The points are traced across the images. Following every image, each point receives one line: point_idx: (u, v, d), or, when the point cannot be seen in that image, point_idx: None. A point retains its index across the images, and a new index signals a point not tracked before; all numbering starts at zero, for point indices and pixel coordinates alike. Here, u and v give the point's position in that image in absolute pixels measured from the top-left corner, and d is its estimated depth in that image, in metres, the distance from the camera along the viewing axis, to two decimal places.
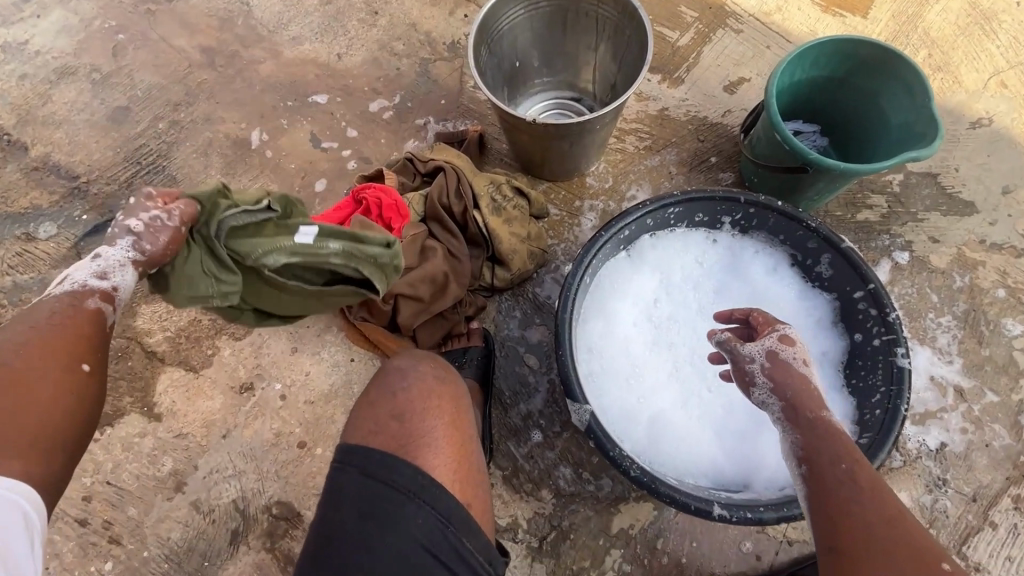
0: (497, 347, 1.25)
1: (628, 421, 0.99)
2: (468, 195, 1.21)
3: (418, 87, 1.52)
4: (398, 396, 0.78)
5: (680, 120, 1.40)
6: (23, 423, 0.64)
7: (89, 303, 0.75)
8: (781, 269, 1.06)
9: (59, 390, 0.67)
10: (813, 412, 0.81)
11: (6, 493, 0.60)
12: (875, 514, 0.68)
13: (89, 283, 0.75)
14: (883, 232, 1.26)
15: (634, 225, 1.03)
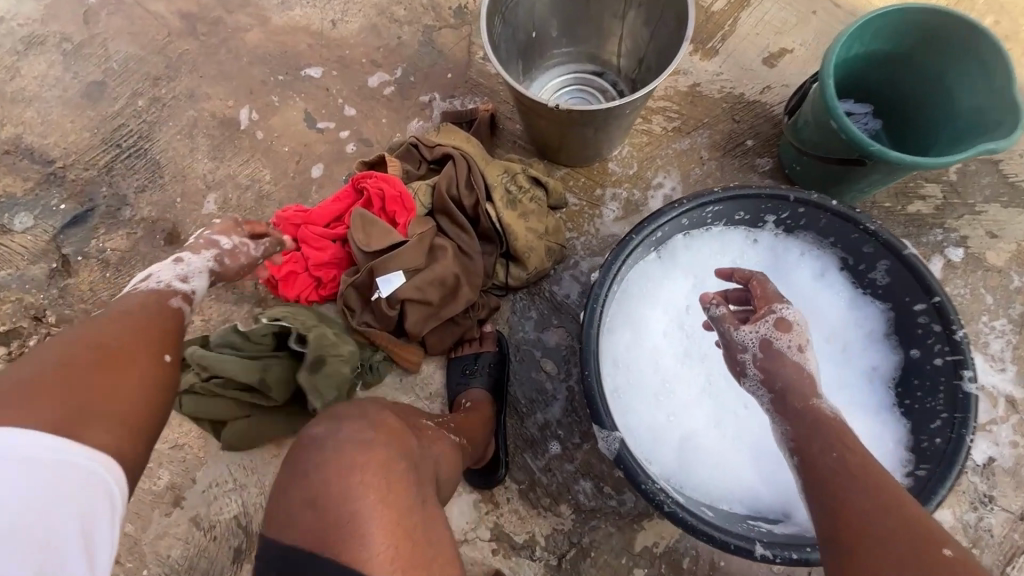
0: (511, 351, 1.16)
1: (658, 443, 0.91)
2: (480, 186, 1.10)
3: (422, 58, 1.37)
4: (313, 476, 0.65)
5: (713, 97, 1.26)
6: (107, 401, 0.64)
7: (172, 300, 0.88)
8: (829, 273, 0.96)
9: (139, 369, 0.69)
10: (802, 400, 0.78)
11: (96, 468, 0.59)
12: (873, 502, 0.63)
13: (174, 283, 0.92)
14: (935, 226, 1.15)
15: (668, 226, 0.92)
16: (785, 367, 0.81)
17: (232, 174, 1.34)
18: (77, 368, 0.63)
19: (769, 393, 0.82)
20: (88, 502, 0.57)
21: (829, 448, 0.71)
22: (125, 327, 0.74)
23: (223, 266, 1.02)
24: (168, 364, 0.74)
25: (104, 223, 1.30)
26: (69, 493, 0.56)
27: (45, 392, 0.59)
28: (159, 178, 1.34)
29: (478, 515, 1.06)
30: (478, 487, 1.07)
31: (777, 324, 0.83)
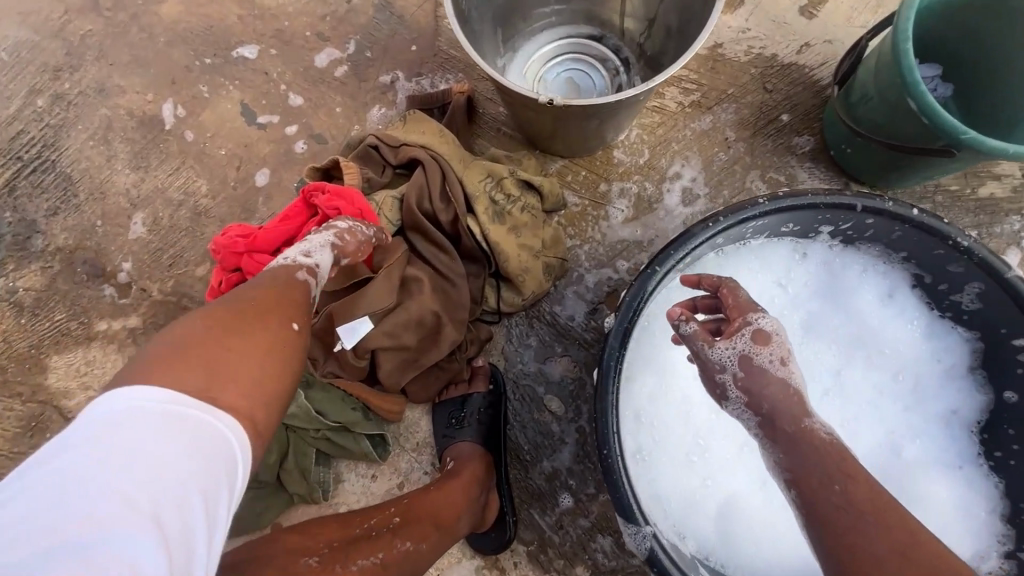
0: (509, 388, 0.98)
1: (693, 515, 0.76)
2: (459, 198, 0.89)
3: (378, 27, 1.11)
4: None
5: (739, 61, 1.02)
6: (241, 366, 0.53)
7: (298, 272, 0.69)
8: (898, 293, 0.77)
9: (280, 339, 0.58)
10: (794, 424, 0.60)
11: (223, 428, 0.48)
12: (886, 545, 0.52)
13: (297, 259, 0.71)
14: (1012, 212, 0.95)
15: (699, 249, 0.72)
16: (770, 387, 0.62)
17: (160, 186, 1.10)
18: (223, 332, 0.54)
19: (755, 420, 0.63)
20: (211, 470, 0.46)
21: (830, 486, 0.57)
22: (270, 294, 0.63)
23: (344, 243, 0.77)
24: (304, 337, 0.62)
25: (13, 256, 1.09)
26: (206, 458, 0.46)
27: (194, 355, 0.51)
28: (74, 196, 1.11)
29: None
30: (481, 553, 0.92)
31: (759, 338, 0.63)
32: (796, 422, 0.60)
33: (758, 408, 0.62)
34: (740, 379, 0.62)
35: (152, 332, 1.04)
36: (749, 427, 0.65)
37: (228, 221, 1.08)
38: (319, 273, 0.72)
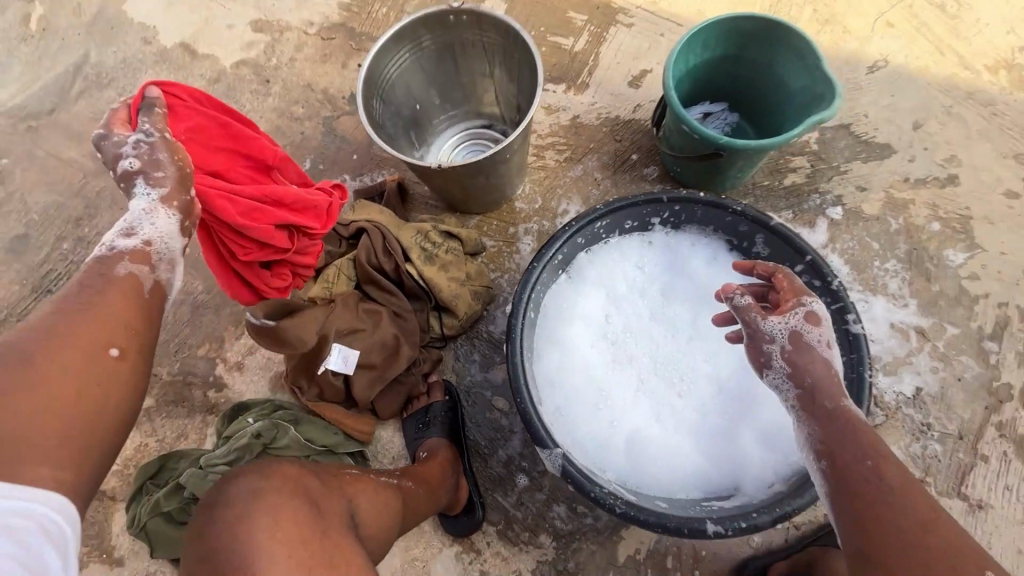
0: (463, 396, 1.19)
1: (606, 449, 0.95)
2: (398, 251, 1.16)
3: (326, 146, 1.46)
4: (221, 531, 0.68)
5: (593, 124, 1.38)
6: (52, 420, 0.59)
7: (118, 268, 0.74)
8: (720, 256, 1.05)
9: (100, 379, 0.64)
10: (832, 401, 0.77)
11: (34, 508, 0.56)
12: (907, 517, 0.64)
13: (119, 244, 0.77)
14: (812, 192, 1.27)
15: (566, 247, 1.00)
16: (812, 364, 0.80)
17: None
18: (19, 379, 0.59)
19: (796, 388, 0.80)
20: (31, 551, 0.55)
21: (863, 459, 0.70)
22: (92, 307, 0.68)
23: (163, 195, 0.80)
24: (128, 360, 0.68)
25: None
26: (21, 542, 0.54)
27: None
28: None
29: (463, 567, 1.06)
30: (456, 538, 1.07)
31: (809, 318, 0.82)
32: (834, 394, 0.77)
33: (802, 375, 0.79)
34: (787, 350, 0.81)
35: (165, 409, 1.24)
36: (787, 397, 0.82)
37: (220, 308, 1.33)
38: (154, 249, 0.78)
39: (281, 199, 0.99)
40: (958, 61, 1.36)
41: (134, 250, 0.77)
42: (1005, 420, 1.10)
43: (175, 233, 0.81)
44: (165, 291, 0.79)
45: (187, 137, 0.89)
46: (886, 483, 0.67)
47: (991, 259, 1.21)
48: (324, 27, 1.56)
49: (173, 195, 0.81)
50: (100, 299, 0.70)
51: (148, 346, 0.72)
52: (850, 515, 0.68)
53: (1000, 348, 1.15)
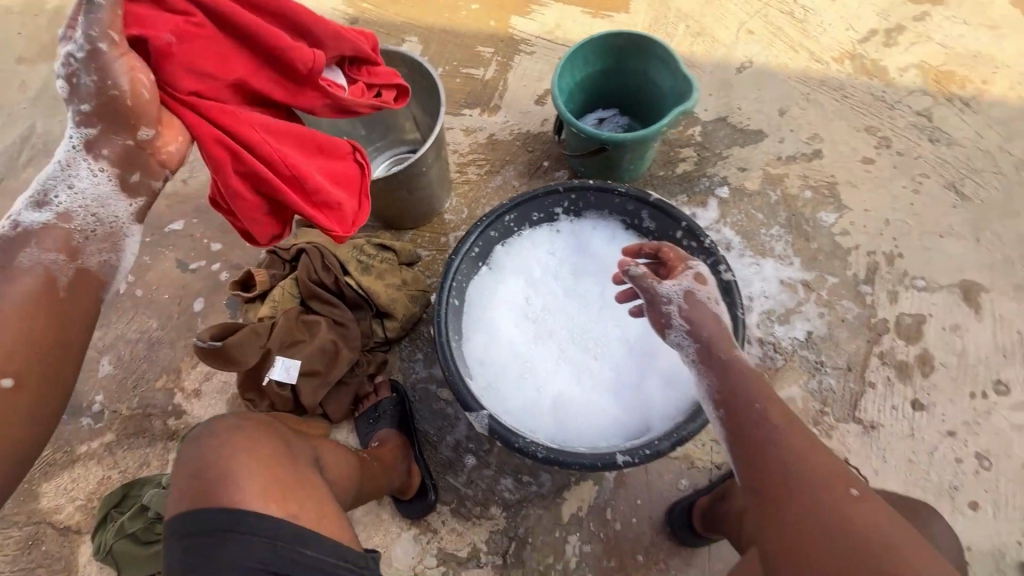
0: (410, 392, 1.29)
1: (536, 413, 1.07)
2: (335, 266, 1.28)
3: None
4: (197, 457, 0.82)
5: (508, 139, 1.55)
6: None
7: (23, 254, 0.74)
8: (618, 234, 1.20)
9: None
10: (725, 351, 0.83)
11: None
12: (790, 453, 0.70)
13: (38, 216, 0.76)
14: (701, 176, 1.45)
15: (481, 241, 1.13)
16: (705, 319, 0.87)
17: (119, 333, 1.43)
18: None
19: (695, 342, 0.85)
20: None
21: (753, 405, 0.76)
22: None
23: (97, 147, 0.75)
24: (22, 386, 0.70)
25: None
26: None
27: None
28: None
29: (421, 547, 1.14)
30: (413, 521, 1.16)
31: (696, 278, 0.91)
32: (726, 345, 0.83)
33: (698, 329, 0.85)
34: (683, 308, 0.87)
35: (126, 441, 1.30)
36: (689, 354, 0.86)
37: (175, 342, 1.40)
38: (73, 225, 0.77)
39: (294, 174, 0.82)
40: (810, 56, 1.58)
41: (49, 227, 0.76)
42: (885, 350, 1.25)
43: (106, 199, 0.79)
44: (86, 277, 0.78)
45: (187, 27, 0.73)
46: (772, 422, 0.74)
47: (857, 216, 1.40)
48: None
49: (110, 141, 0.75)
50: (4, 301, 0.71)
51: (50, 362, 0.73)
52: (742, 456, 0.73)
53: (874, 289, 1.31)
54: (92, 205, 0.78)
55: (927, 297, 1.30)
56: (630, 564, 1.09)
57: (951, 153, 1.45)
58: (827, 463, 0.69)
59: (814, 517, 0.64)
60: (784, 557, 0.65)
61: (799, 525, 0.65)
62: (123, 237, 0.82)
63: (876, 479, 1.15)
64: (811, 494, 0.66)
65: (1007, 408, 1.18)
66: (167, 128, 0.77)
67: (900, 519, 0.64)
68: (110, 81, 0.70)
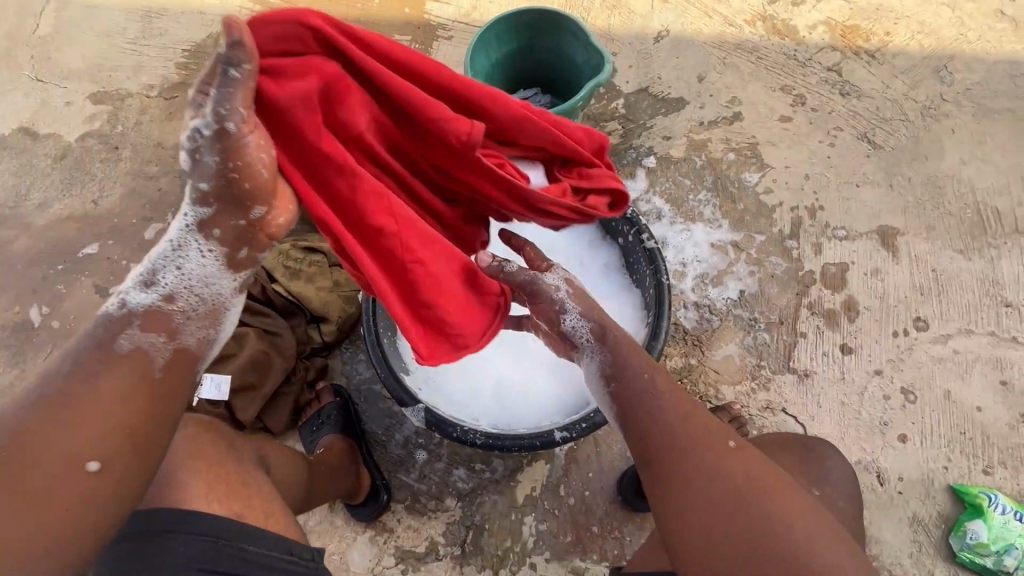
0: (354, 394, 1.26)
1: (477, 399, 1.05)
2: (260, 274, 1.23)
3: None
4: None
5: None
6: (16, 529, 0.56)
7: (123, 338, 0.66)
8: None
9: (55, 492, 0.58)
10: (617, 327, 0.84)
11: None
12: (674, 423, 0.74)
13: (140, 296, 0.69)
14: (627, 149, 1.46)
15: None
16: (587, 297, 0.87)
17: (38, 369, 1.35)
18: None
19: (592, 324, 0.83)
20: None
21: (640, 372, 0.79)
22: (83, 399, 0.61)
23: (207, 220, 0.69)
24: (104, 473, 0.60)
25: None
26: None
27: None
28: None
29: (379, 548, 1.12)
30: (367, 524, 1.14)
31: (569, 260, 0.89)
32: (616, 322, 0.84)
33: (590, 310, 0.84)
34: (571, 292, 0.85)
35: None
36: (583, 338, 0.84)
37: None
38: (175, 306, 0.70)
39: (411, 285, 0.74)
40: (724, 21, 1.60)
41: (156, 310, 0.69)
42: (813, 301, 1.29)
43: (210, 280, 0.72)
44: (184, 357, 0.69)
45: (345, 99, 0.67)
46: (658, 393, 0.77)
47: (779, 174, 1.43)
48: (166, 88, 1.62)
49: (223, 216, 0.68)
50: (102, 381, 0.63)
51: (138, 449, 0.63)
52: (634, 432, 0.77)
53: (799, 243, 1.35)
54: (196, 285, 0.71)
55: (849, 245, 1.35)
56: (586, 536, 1.10)
57: (861, 105, 1.50)
58: (704, 425, 0.74)
59: (700, 477, 0.70)
60: (674, 517, 0.70)
61: (687, 486, 0.70)
62: (226, 312, 0.74)
63: (813, 424, 1.19)
64: (695, 456, 0.71)
65: (927, 342, 1.24)
66: (282, 200, 0.70)
67: (763, 463, 0.72)
68: (241, 166, 0.64)
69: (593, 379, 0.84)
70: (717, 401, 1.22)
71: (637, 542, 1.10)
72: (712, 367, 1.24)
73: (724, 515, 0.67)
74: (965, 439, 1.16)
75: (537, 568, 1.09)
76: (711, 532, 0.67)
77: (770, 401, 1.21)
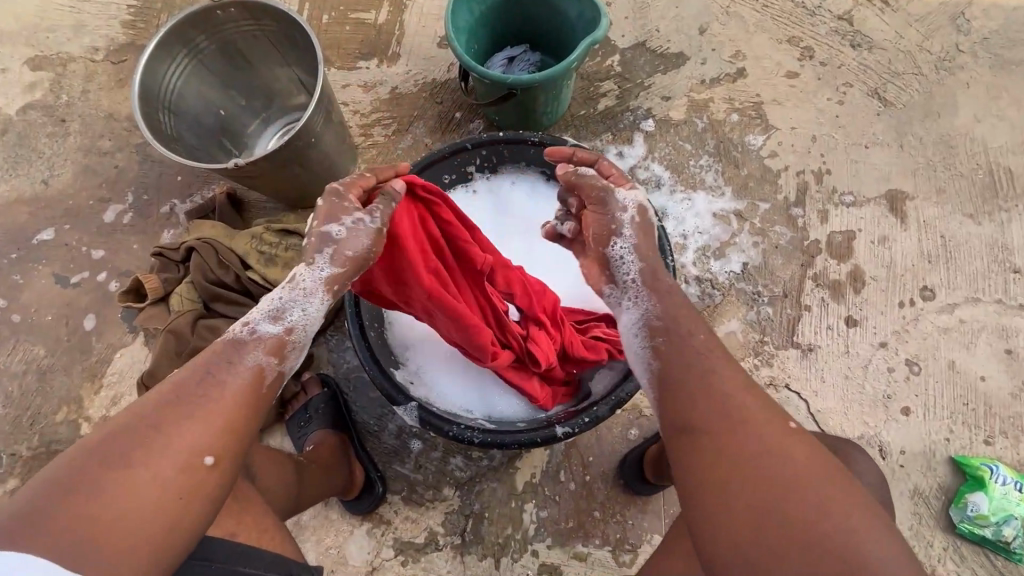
0: (343, 384, 1.20)
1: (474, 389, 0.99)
2: (234, 261, 1.14)
3: (147, 175, 1.39)
4: None
5: (412, 92, 1.40)
6: (133, 516, 0.56)
7: (251, 355, 0.69)
8: (538, 187, 1.11)
9: (171, 482, 0.59)
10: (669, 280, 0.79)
11: None
12: (727, 402, 0.65)
13: (261, 326, 0.71)
14: (624, 111, 1.36)
15: None
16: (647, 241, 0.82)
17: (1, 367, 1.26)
18: (115, 466, 0.58)
19: (642, 261, 0.79)
20: None
21: (691, 334, 0.73)
22: (209, 397, 0.64)
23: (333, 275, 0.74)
24: (218, 470, 0.62)
25: None
26: None
27: (71, 498, 0.55)
28: None
29: (377, 541, 1.10)
30: (364, 516, 1.11)
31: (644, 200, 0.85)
32: (667, 274, 0.80)
33: (647, 249, 0.80)
34: (635, 219, 0.81)
35: None
36: (629, 269, 0.79)
37: (69, 368, 1.25)
38: (292, 338, 0.72)
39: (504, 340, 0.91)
40: None
41: (277, 335, 0.71)
42: (818, 272, 1.24)
43: (319, 319, 0.75)
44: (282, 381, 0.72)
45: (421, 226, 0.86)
46: (710, 361, 0.70)
47: (785, 136, 1.35)
48: (112, 51, 1.45)
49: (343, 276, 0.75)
50: (221, 386, 0.65)
51: (248, 449, 0.66)
52: (676, 400, 0.68)
53: (805, 211, 1.29)
54: (310, 322, 0.74)
55: (856, 212, 1.28)
56: (588, 521, 1.08)
57: (873, 58, 1.40)
58: (764, 409, 0.65)
59: (746, 455, 0.61)
60: (706, 498, 0.61)
61: (725, 466, 0.61)
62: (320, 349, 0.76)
63: (817, 400, 1.16)
64: (744, 435, 0.62)
65: (933, 312, 1.21)
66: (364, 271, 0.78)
67: (829, 460, 0.61)
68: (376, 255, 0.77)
69: (631, 327, 0.76)
70: None
71: (641, 525, 1.07)
72: None
73: (773, 504, 0.57)
74: (967, 411, 1.14)
75: (539, 555, 1.06)
76: (748, 521, 0.57)
77: (773, 377, 1.18)
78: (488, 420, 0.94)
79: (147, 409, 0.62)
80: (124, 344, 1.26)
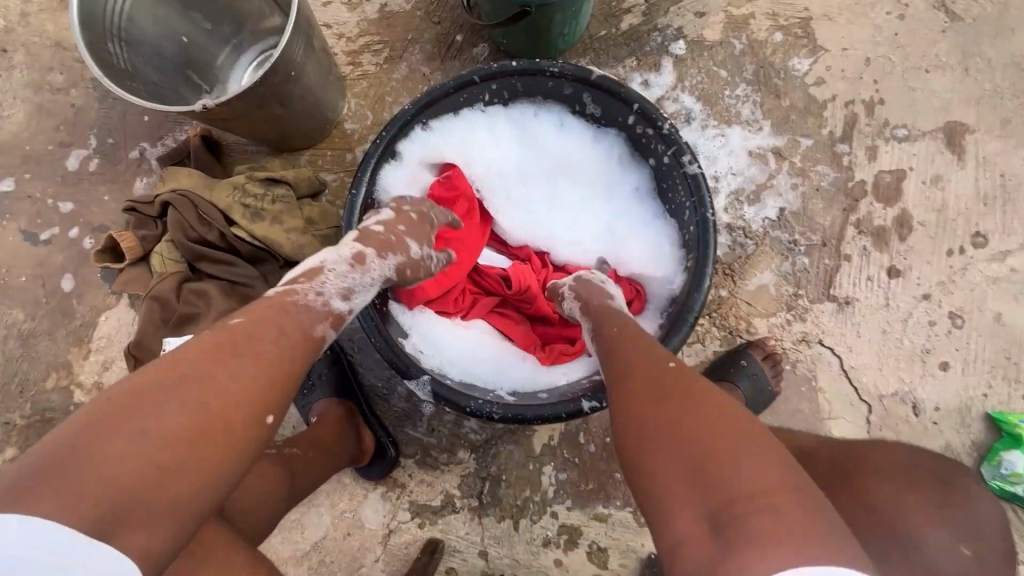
0: (347, 345, 1.12)
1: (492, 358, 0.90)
2: (217, 217, 1.02)
3: (109, 115, 1.22)
4: None
5: (405, 10, 1.20)
6: (172, 472, 0.49)
7: (318, 327, 0.65)
8: (565, 118, 0.95)
9: (222, 435, 0.53)
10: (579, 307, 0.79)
11: None
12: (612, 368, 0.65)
13: (335, 300, 0.69)
14: (651, 31, 1.18)
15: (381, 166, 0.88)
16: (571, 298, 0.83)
17: None
18: (164, 409, 0.51)
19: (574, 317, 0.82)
20: None
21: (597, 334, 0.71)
22: (262, 351, 0.58)
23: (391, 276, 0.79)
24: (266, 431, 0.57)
25: None
26: None
27: (99, 445, 0.48)
28: None
29: (392, 504, 1.07)
30: (377, 480, 1.08)
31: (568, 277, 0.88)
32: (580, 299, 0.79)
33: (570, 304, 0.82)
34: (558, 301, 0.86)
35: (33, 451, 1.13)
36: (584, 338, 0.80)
37: (53, 332, 1.17)
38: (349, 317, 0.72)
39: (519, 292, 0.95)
40: None
41: (343, 314, 0.70)
42: (862, 217, 1.13)
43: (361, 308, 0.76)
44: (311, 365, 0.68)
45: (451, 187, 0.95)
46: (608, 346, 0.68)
47: (834, 59, 1.17)
48: None
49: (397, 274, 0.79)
50: (274, 344, 0.60)
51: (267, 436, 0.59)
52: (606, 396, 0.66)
53: (852, 148, 1.15)
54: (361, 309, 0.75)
55: (909, 148, 1.15)
56: (609, 483, 1.05)
57: None
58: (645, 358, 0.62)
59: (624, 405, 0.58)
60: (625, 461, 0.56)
61: (657, 439, 0.53)
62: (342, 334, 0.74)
63: (851, 355, 1.09)
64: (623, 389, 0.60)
65: (984, 261, 1.11)
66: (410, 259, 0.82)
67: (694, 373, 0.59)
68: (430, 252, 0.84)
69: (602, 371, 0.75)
70: (749, 335, 1.11)
71: None
72: (744, 299, 1.12)
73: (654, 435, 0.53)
74: (1010, 365, 1.08)
75: (558, 517, 1.04)
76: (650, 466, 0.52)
77: (805, 333, 1.10)
78: (509, 392, 0.87)
79: (196, 354, 0.55)
80: (108, 307, 1.17)
